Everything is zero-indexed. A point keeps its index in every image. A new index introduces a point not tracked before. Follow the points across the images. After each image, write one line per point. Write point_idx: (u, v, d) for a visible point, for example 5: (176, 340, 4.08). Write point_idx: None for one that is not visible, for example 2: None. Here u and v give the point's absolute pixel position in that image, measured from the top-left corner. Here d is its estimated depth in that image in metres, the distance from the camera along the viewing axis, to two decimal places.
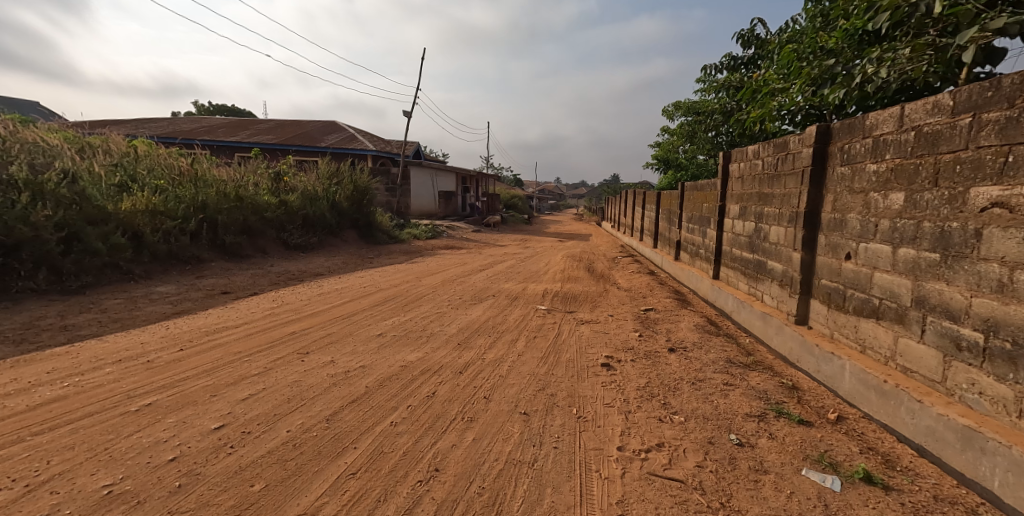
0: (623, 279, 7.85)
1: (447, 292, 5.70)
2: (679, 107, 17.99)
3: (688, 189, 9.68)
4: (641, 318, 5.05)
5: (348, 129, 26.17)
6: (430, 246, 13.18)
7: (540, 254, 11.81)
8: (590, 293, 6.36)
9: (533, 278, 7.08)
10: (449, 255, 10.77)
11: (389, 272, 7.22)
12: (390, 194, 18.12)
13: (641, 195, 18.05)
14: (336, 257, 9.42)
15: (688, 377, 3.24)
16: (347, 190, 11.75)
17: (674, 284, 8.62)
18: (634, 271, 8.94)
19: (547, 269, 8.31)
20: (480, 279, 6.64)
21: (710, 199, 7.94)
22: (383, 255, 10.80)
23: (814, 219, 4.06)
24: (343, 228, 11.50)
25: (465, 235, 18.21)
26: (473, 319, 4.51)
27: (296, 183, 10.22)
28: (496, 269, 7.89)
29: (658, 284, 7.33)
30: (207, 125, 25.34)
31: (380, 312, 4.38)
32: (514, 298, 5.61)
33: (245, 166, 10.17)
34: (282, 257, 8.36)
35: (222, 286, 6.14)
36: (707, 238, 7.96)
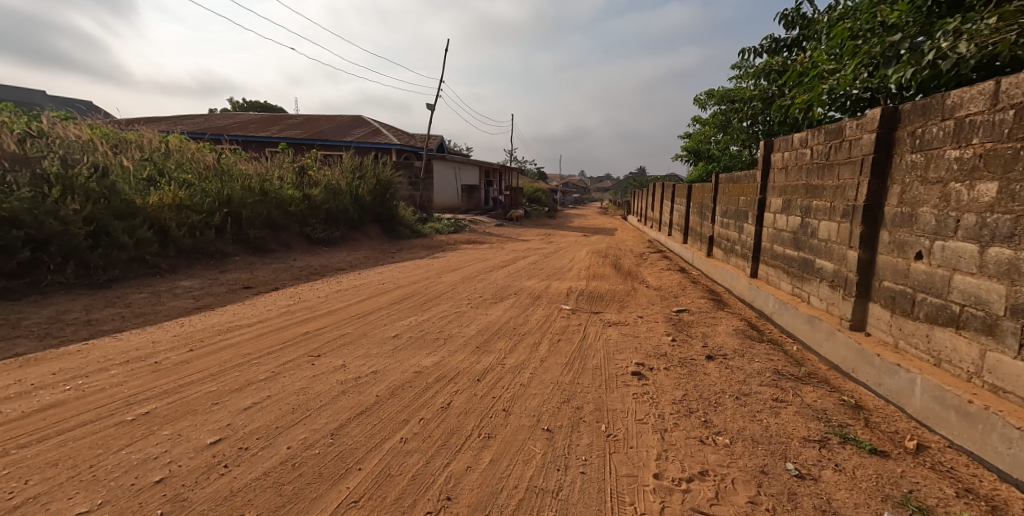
0: (652, 277, 7.48)
1: (468, 290, 5.48)
2: (713, 95, 17.41)
3: (721, 182, 9.24)
4: (673, 320, 4.72)
5: (372, 123, 26.21)
6: (453, 241, 13.04)
7: (564, 249, 11.55)
8: (618, 292, 6.02)
9: (558, 275, 6.77)
10: (472, 251, 10.60)
11: (411, 268, 7.09)
12: (414, 188, 18.04)
13: (669, 189, 17.57)
14: (358, 252, 9.34)
15: (734, 391, 2.93)
16: (369, 184, 11.70)
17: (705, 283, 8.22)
18: (663, 269, 8.55)
19: (571, 266, 8.00)
20: (502, 275, 6.41)
21: (747, 192, 7.51)
22: (405, 250, 10.69)
23: (873, 213, 3.78)
24: (365, 222, 11.44)
25: (488, 229, 18.02)
26: (494, 321, 4.27)
27: (319, 177, 10.19)
28: (518, 266, 7.64)
29: (690, 282, 6.95)
30: (236, 120, 25.72)
31: (397, 312, 4.20)
32: (538, 297, 5.34)
33: (270, 161, 10.15)
34: (306, 251, 8.30)
35: (245, 281, 6.00)
36: (743, 234, 7.54)
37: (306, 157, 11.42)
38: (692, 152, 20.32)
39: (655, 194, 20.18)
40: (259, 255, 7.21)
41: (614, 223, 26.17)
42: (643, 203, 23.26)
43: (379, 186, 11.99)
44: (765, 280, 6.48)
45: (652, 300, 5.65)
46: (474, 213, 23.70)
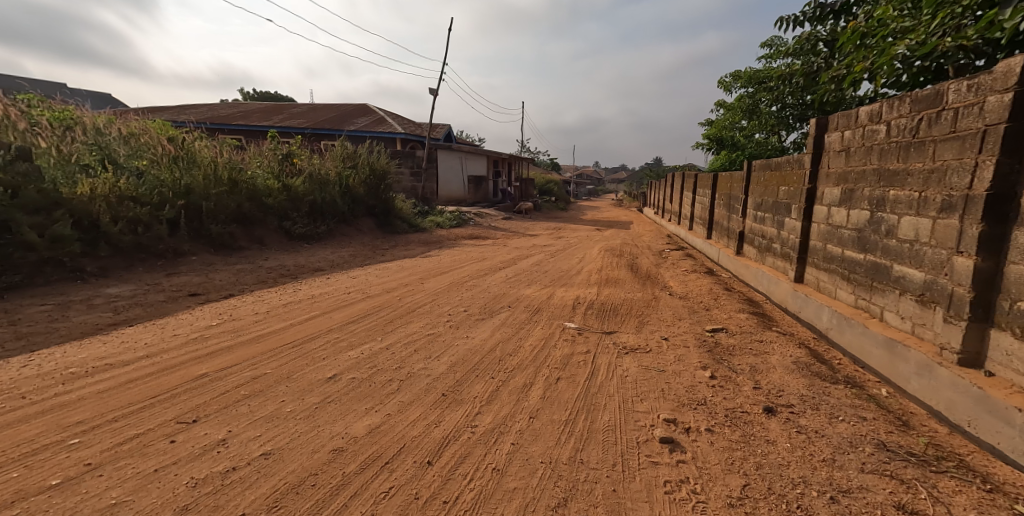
0: (676, 282, 6.43)
1: (453, 300, 4.54)
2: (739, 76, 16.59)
3: (754, 170, 8.14)
4: (710, 346, 3.69)
5: (376, 112, 25.35)
6: (454, 236, 12.12)
7: (574, 245, 10.57)
8: (636, 304, 5.02)
9: (565, 281, 5.78)
10: (472, 247, 9.66)
11: (394, 269, 6.17)
12: (416, 179, 17.09)
13: (689, 179, 16.49)
14: (345, 249, 8.43)
15: (823, 483, 1.96)
16: (362, 174, 10.81)
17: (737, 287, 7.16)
18: (687, 271, 7.47)
19: (581, 267, 6.97)
20: (497, 281, 5.43)
21: (789, 182, 6.43)
22: (399, 246, 9.80)
23: (1003, 209, 2.80)
24: (357, 216, 10.56)
25: (494, 223, 17.04)
26: (477, 349, 3.31)
27: (304, 166, 9.31)
28: (518, 267, 6.66)
29: (722, 288, 5.90)
30: (237, 109, 24.96)
31: (352, 337, 3.25)
32: (536, 312, 4.37)
33: (251, 149, 9.28)
34: (284, 249, 7.41)
35: (193, 286, 5.05)
36: (784, 230, 6.47)
37: (294, 145, 10.53)
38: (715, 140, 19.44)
39: (674, 185, 19.10)
40: (223, 254, 6.32)
41: (628, 216, 25.07)
42: (660, 195, 22.21)
43: (370, 177, 11.06)
44: (815, 286, 5.41)
45: (679, 316, 4.63)
46: (482, 206, 22.72)
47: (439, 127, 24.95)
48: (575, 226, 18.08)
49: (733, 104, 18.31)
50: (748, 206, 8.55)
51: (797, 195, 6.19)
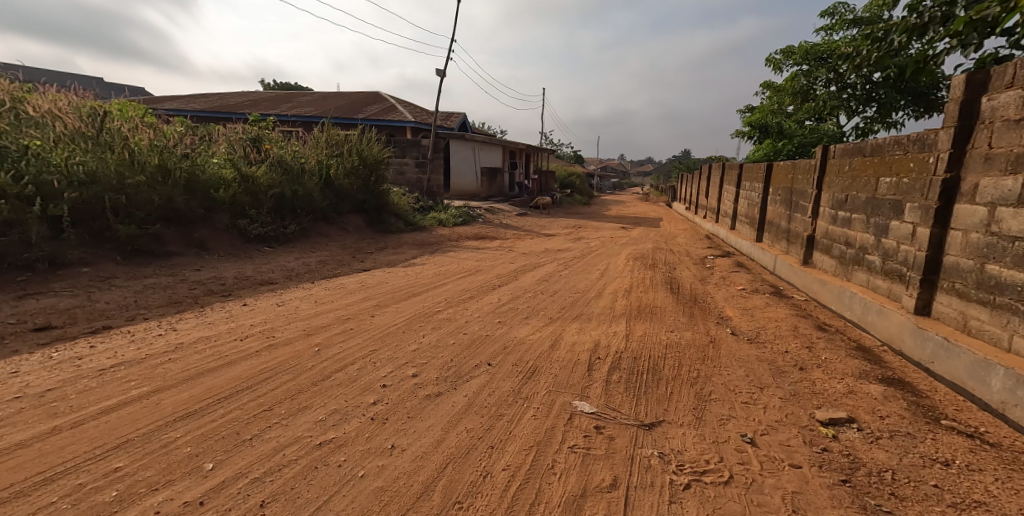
0: (737, 315, 4.70)
1: (400, 354, 2.94)
2: (793, 54, 16.00)
3: (845, 166, 7.01)
4: (859, 480, 2.04)
5: (387, 100, 24.07)
6: (455, 241, 10.67)
7: (595, 250, 8.92)
8: (685, 359, 3.39)
9: (577, 316, 4.16)
10: (470, 253, 8.27)
11: (350, 286, 4.64)
12: (421, 170, 15.66)
13: (730, 171, 14.64)
14: (319, 254, 7.03)
15: None
16: (349, 163, 9.53)
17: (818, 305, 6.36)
18: (748, 294, 5.68)
19: (602, 287, 5.31)
20: (479, 311, 3.97)
21: (906, 173, 5.32)
22: (387, 250, 8.44)
23: None
24: (340, 215, 9.17)
25: (508, 221, 15.60)
26: (390, 494, 1.71)
27: (273, 151, 7.79)
28: (518, 286, 5.16)
29: (809, 328, 4.13)
30: (241, 96, 23.79)
31: (143, 471, 1.69)
32: (525, 382, 2.75)
33: (214, 133, 7.87)
34: (231, 254, 5.84)
35: (46, 311, 3.53)
36: (896, 238, 5.39)
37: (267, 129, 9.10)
38: (759, 128, 17.84)
39: (710, 177, 17.26)
40: (134, 263, 4.83)
41: (653, 211, 23.34)
42: (691, 189, 20.43)
43: (354, 169, 9.64)
44: (954, 320, 4.25)
45: (761, 393, 2.93)
46: (498, 200, 21.17)
47: (453, 117, 23.68)
48: (597, 224, 16.36)
49: (784, 86, 16.89)
50: (824, 206, 7.66)
51: (915, 189, 5.11)
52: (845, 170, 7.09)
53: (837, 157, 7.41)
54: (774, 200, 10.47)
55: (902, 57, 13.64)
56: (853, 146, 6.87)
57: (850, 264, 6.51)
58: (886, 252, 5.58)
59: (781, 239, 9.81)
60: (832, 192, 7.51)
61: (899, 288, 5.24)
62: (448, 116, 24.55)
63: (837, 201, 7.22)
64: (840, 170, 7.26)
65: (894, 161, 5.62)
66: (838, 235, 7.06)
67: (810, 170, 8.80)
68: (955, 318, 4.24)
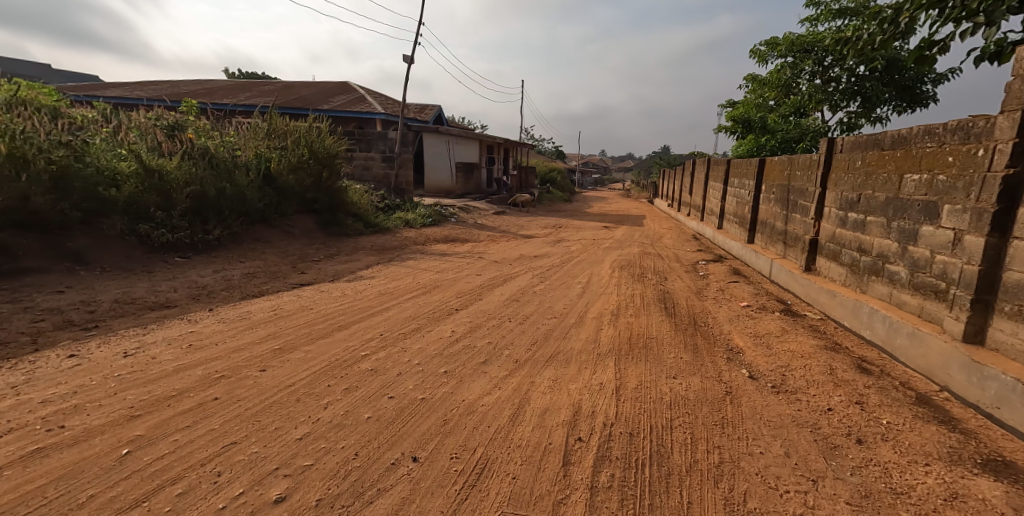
0: (751, 350, 3.79)
1: (273, 451, 1.92)
2: (777, 44, 15.36)
3: (858, 162, 6.19)
4: None
5: (357, 91, 22.84)
6: (420, 246, 9.61)
7: (576, 257, 7.97)
8: (698, 430, 2.47)
9: (552, 362, 3.18)
10: (434, 261, 7.24)
11: (257, 311, 3.57)
12: (388, 165, 14.53)
13: (716, 167, 13.89)
14: (249, 264, 5.92)
15: None
16: (297, 156, 8.39)
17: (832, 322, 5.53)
18: (756, 318, 4.79)
19: (582, 313, 4.35)
20: (421, 358, 2.97)
21: (939, 168, 4.51)
22: (339, 260, 7.36)
23: None
24: (285, 218, 8.04)
25: (482, 220, 14.59)
26: None
27: (198, 141, 6.64)
28: (479, 312, 4.19)
29: (847, 370, 3.23)
30: (198, 83, 22.24)
31: None
32: (464, 503, 1.76)
33: (125, 119, 6.66)
34: (121, 268, 4.71)
35: None
36: (927, 246, 4.57)
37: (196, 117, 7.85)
38: (742, 122, 17.15)
39: (694, 174, 16.50)
40: None
41: (636, 209, 22.57)
42: (674, 186, 19.72)
43: (302, 164, 8.48)
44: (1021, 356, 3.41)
45: (819, 497, 2.02)
46: (474, 197, 20.10)
47: (426, 110, 22.58)
48: (578, 223, 15.44)
49: (768, 79, 16.20)
50: (831, 207, 6.87)
51: (953, 189, 4.29)
52: (855, 167, 6.26)
53: (846, 152, 6.58)
54: (769, 199, 9.72)
55: (889, 48, 13.03)
56: (866, 139, 6.04)
57: (865, 275, 5.68)
58: (914, 262, 4.72)
59: (777, 241, 8.99)
60: (839, 192, 6.69)
61: (934, 307, 4.39)
62: (421, 109, 23.36)
63: (846, 202, 6.39)
64: (849, 166, 6.44)
65: (924, 156, 4.78)
66: (847, 240, 6.23)
67: (810, 166, 8.00)
68: (1023, 350, 3.39)
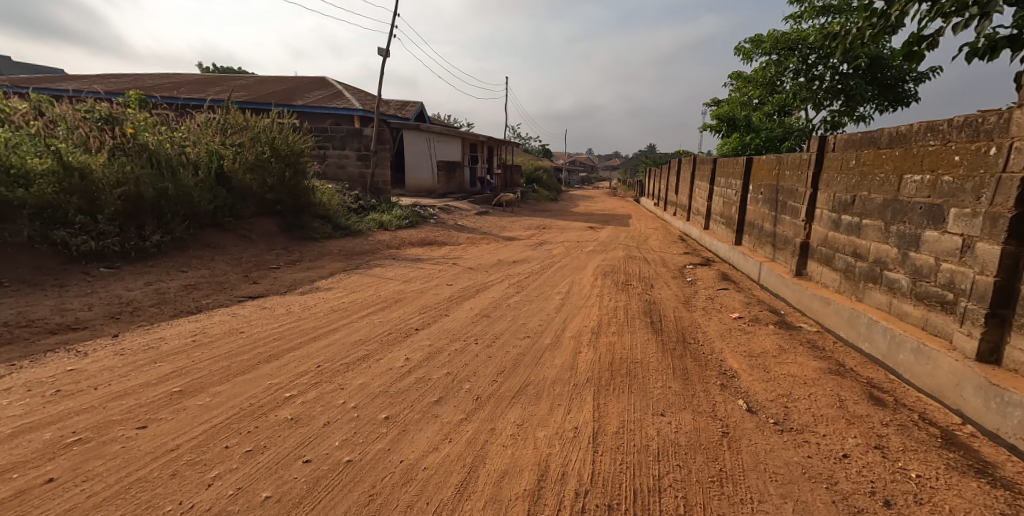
0: (748, 374, 3.34)
1: None
2: (761, 41, 15.08)
3: (850, 161, 5.78)
4: None
5: (336, 86, 22.21)
6: (393, 250, 9.08)
7: (556, 261, 7.54)
8: (694, 495, 2.01)
9: (517, 399, 2.71)
10: (404, 268, 6.72)
11: (169, 337, 3.04)
12: (364, 164, 13.94)
13: (701, 166, 13.57)
14: (190, 275, 5.38)
15: None
16: (255, 153, 7.80)
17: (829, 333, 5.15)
18: (748, 333, 4.35)
19: (557, 332, 3.88)
20: (358, 397, 2.50)
21: (940, 167, 4.12)
22: (299, 268, 6.82)
23: None
24: (241, 222, 7.45)
25: (463, 221, 14.07)
26: None
27: (135, 137, 6.09)
28: (440, 331, 3.71)
29: (858, 401, 2.77)
30: (170, 79, 21.45)
31: None
32: None
33: (54, 110, 6.09)
34: (28, 285, 4.19)
35: None
36: (926, 250, 4.17)
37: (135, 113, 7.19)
38: (726, 121, 16.85)
39: (679, 173, 16.20)
40: None
41: (623, 208, 22.19)
42: (660, 185, 19.41)
43: (260, 162, 7.86)
44: None
45: None
46: (455, 197, 19.58)
47: (407, 108, 22.00)
48: (561, 223, 15.05)
49: (752, 76, 15.88)
50: (823, 208, 6.50)
51: (960, 189, 3.86)
52: (849, 166, 5.83)
53: (837, 150, 6.17)
54: (757, 199, 9.38)
55: (873, 46, 12.78)
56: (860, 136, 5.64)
57: (861, 281, 5.25)
58: (916, 270, 4.27)
59: (765, 243, 8.67)
60: (830, 192, 6.28)
61: (939, 319, 3.95)
62: (401, 106, 22.73)
63: (839, 203, 5.99)
64: (842, 165, 6.01)
65: (925, 155, 4.32)
66: (840, 245, 5.85)
67: (799, 166, 7.63)
68: None
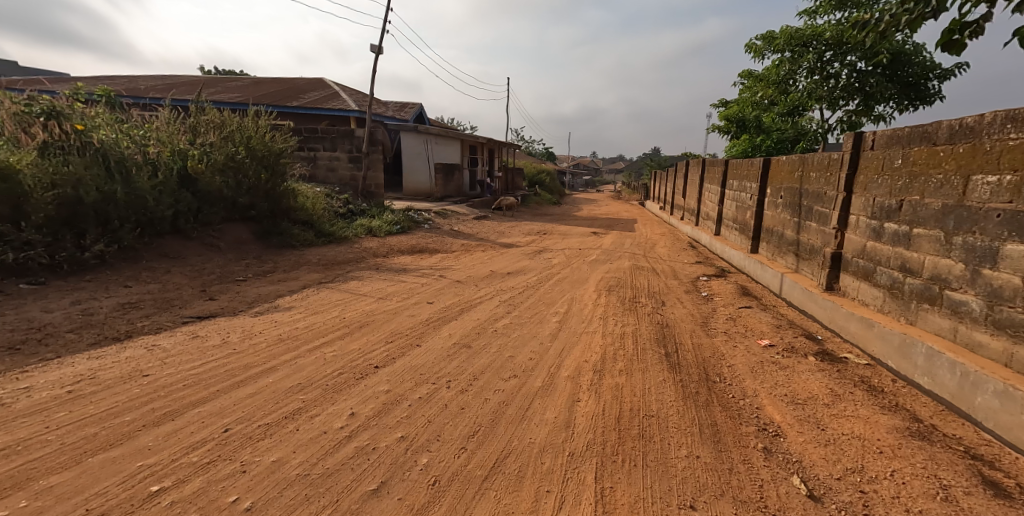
0: (796, 432, 2.63)
1: None
2: (773, 37, 14.20)
3: (899, 160, 5.02)
4: None
5: (333, 87, 21.57)
6: (379, 259, 8.36)
7: (555, 274, 6.81)
8: None
9: (490, 486, 1.98)
10: (388, 281, 6.02)
11: (35, 393, 2.36)
12: (356, 166, 13.28)
13: (711, 169, 12.82)
14: (131, 291, 4.66)
15: None
16: (226, 153, 7.09)
17: (885, 364, 4.38)
18: (784, 370, 3.62)
19: (552, 372, 3.14)
20: (260, 490, 1.84)
21: None
22: (271, 280, 6.13)
23: None
24: (209, 229, 6.74)
25: (460, 226, 13.41)
26: None
27: (81, 134, 5.38)
28: (409, 369, 3.00)
29: (969, 490, 2.13)
30: (160, 79, 20.78)
31: None
32: None
33: None
34: None
35: None
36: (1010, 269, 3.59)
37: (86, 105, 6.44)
38: (736, 122, 16.08)
39: (686, 176, 15.46)
40: None
41: (628, 212, 21.46)
42: (666, 188, 18.66)
43: (233, 164, 7.17)
44: None
45: None
46: (454, 200, 18.89)
47: (405, 110, 21.39)
48: (563, 229, 14.31)
49: (763, 75, 15.05)
50: (862, 214, 5.74)
51: None
52: (895, 167, 5.12)
53: (880, 149, 5.43)
54: (776, 204, 8.66)
55: (896, 41, 11.97)
56: (913, 131, 4.88)
57: (914, 301, 4.57)
58: (992, 291, 3.71)
59: (788, 252, 7.97)
60: (872, 197, 5.55)
61: None
62: (398, 107, 22.07)
63: (884, 210, 5.27)
64: (887, 166, 5.27)
65: (1003, 151, 3.73)
66: (887, 257, 5.11)
67: (828, 167, 6.87)
68: None
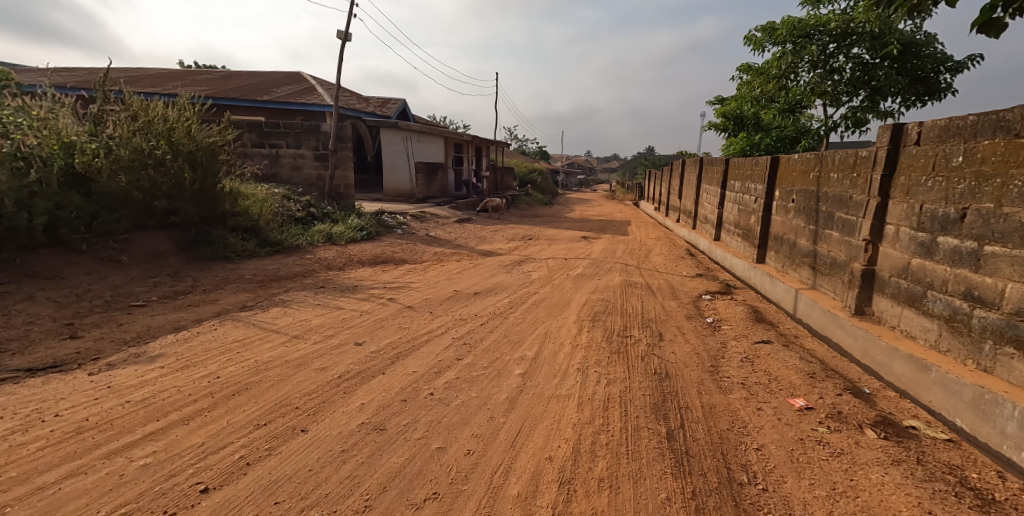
0: None
1: None
2: (771, 27, 12.90)
3: (962, 158, 3.96)
4: None
5: (310, 81, 20.41)
6: (331, 273, 7.20)
7: (531, 295, 5.72)
8: None
9: None
10: (321, 306, 4.89)
11: None
12: (322, 165, 12.13)
13: (709, 169, 11.80)
14: None
15: None
16: (135, 148, 5.95)
17: (956, 427, 3.33)
18: (838, 462, 2.51)
19: (495, 487, 2.04)
20: None
21: None
22: (179, 305, 5.01)
23: None
24: (109, 240, 5.60)
25: (438, 230, 12.28)
26: None
27: None
28: (256, 493, 1.88)
29: None
30: (126, 72, 19.64)
31: None
32: None
33: None
34: None
35: None
36: None
37: None
38: (732, 119, 14.99)
39: (682, 177, 14.44)
40: None
41: (622, 212, 20.36)
42: (661, 188, 17.65)
43: (145, 161, 6.02)
44: None
45: None
46: (436, 201, 17.76)
47: (386, 105, 20.26)
48: (551, 233, 13.24)
49: (762, 68, 13.86)
50: (903, 224, 4.68)
51: None
52: (953, 165, 4.06)
53: (931, 143, 4.34)
54: (787, 208, 7.60)
55: (907, 31, 10.74)
56: (984, 119, 3.78)
57: (989, 342, 3.56)
58: None
59: (802, 264, 6.91)
60: (919, 203, 4.46)
61: None
62: (379, 103, 20.84)
63: (938, 220, 4.19)
64: (943, 165, 4.18)
65: None
66: (944, 280, 4.03)
67: (852, 166, 5.81)
68: None
